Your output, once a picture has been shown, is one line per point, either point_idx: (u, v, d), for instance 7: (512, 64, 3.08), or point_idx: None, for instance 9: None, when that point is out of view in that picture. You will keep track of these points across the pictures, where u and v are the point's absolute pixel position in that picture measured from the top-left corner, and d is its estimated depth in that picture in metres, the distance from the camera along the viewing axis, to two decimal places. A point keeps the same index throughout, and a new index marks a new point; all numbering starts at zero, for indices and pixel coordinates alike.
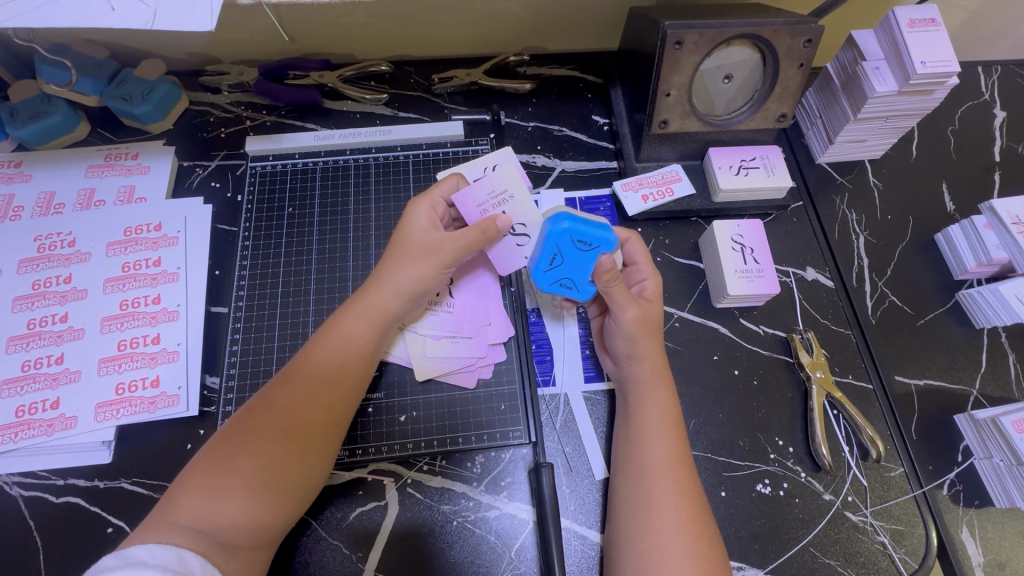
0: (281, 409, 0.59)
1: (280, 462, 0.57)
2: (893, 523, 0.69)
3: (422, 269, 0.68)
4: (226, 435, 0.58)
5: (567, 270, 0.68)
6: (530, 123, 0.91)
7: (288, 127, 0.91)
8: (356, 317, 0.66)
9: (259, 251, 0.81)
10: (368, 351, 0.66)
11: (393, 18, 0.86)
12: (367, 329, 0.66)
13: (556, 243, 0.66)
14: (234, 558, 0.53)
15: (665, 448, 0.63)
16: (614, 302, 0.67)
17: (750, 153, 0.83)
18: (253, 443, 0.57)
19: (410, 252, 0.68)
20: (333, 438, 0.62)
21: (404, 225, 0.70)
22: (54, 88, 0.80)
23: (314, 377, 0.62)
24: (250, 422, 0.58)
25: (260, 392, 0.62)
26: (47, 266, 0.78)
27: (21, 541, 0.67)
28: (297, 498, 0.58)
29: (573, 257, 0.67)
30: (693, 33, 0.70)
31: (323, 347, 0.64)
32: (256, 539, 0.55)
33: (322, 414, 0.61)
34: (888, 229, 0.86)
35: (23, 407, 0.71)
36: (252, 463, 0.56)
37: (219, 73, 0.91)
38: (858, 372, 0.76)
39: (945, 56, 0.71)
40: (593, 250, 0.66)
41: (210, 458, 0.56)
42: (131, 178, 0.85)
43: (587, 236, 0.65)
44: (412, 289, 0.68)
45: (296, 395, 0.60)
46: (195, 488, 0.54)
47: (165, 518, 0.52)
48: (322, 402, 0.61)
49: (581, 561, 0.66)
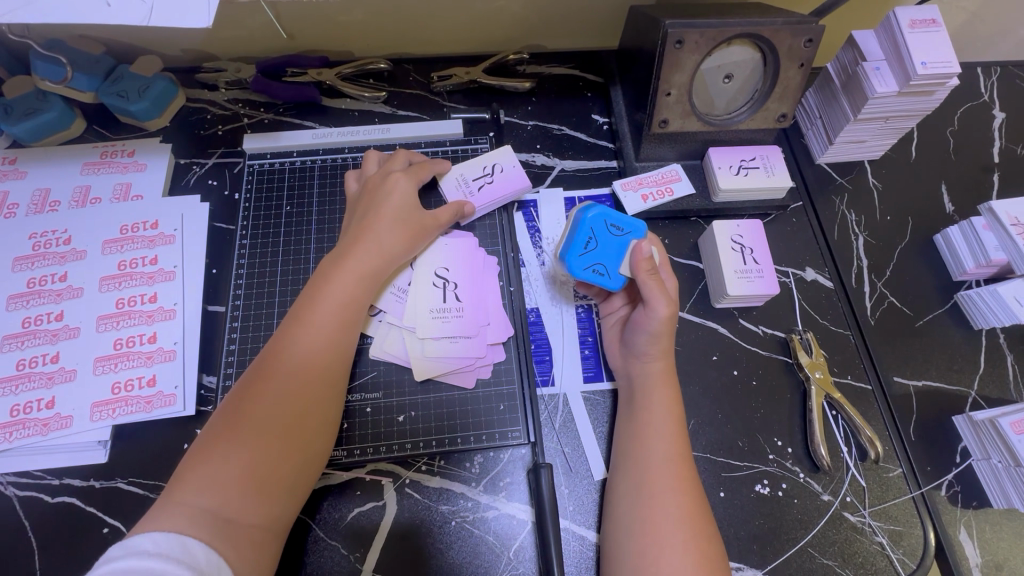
0: (276, 378, 0.59)
1: (280, 428, 0.57)
2: (891, 523, 0.69)
3: (407, 237, 0.72)
4: (223, 411, 0.58)
5: (601, 255, 0.70)
6: (529, 122, 0.91)
7: (286, 125, 0.90)
8: (342, 279, 0.66)
9: (257, 248, 0.81)
10: (358, 309, 0.67)
11: (392, 15, 0.85)
12: (357, 291, 0.67)
13: (592, 227, 0.71)
14: (241, 538, 0.52)
15: (669, 446, 0.63)
16: (649, 297, 0.65)
17: (750, 153, 0.83)
18: (251, 413, 0.57)
19: (395, 217, 0.71)
20: (330, 400, 0.62)
21: (391, 192, 0.73)
22: (51, 85, 0.80)
23: (306, 344, 0.62)
24: (244, 395, 0.59)
25: (251, 367, 0.62)
26: (42, 264, 0.77)
27: (16, 542, 0.66)
28: (300, 465, 0.58)
29: (607, 243, 0.70)
30: (694, 32, 0.70)
31: (310, 311, 0.64)
32: (264, 516, 0.55)
33: (318, 378, 0.61)
34: (887, 230, 0.86)
35: (18, 406, 0.70)
36: (251, 432, 0.56)
37: (216, 70, 0.90)
38: (856, 373, 0.77)
39: (946, 57, 0.71)
40: (624, 235, 0.70)
41: (215, 430, 0.57)
42: (128, 176, 0.84)
43: (619, 222, 0.71)
44: (399, 254, 0.71)
45: (292, 359, 0.61)
46: (197, 469, 0.54)
47: (173, 502, 0.52)
48: (317, 365, 0.62)
49: (579, 561, 0.66)
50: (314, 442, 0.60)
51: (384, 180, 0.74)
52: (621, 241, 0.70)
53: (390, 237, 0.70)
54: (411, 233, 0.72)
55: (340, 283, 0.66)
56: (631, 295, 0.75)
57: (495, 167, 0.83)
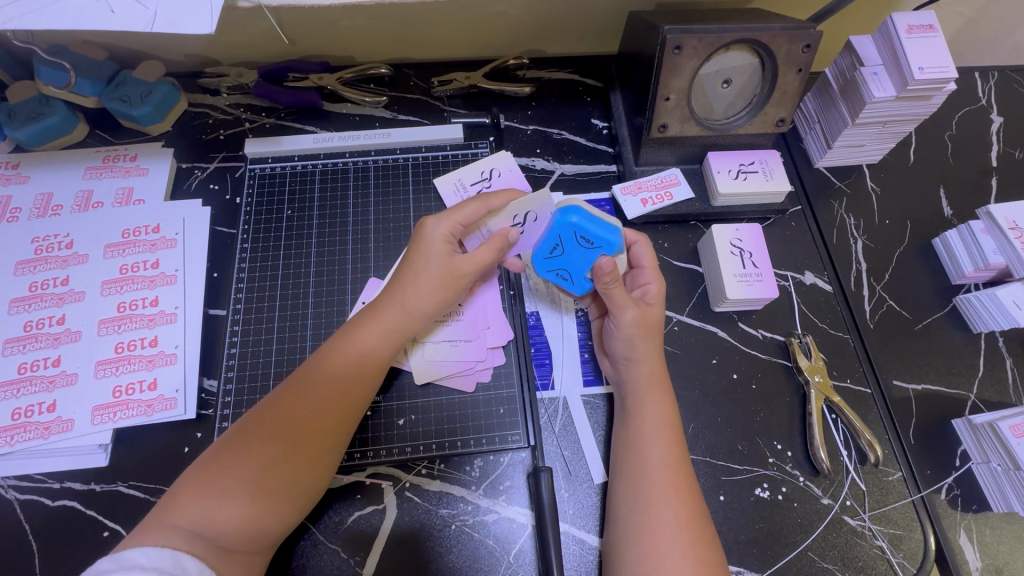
0: (293, 419, 0.59)
1: (285, 470, 0.57)
2: (891, 527, 0.69)
3: (442, 291, 0.67)
4: (228, 444, 0.57)
5: (567, 263, 0.69)
6: (530, 127, 0.92)
7: (288, 130, 0.91)
8: (373, 334, 0.65)
9: (258, 252, 0.81)
10: (382, 366, 0.65)
11: (392, 21, 0.86)
12: (386, 346, 0.65)
13: (559, 236, 0.67)
14: (232, 562, 0.53)
15: (664, 451, 0.63)
16: (613, 304, 0.67)
17: (749, 157, 0.84)
18: (254, 458, 0.56)
19: (430, 268, 0.67)
20: (337, 449, 0.61)
21: (424, 238, 0.68)
22: (54, 89, 0.80)
23: (326, 389, 0.61)
24: (256, 427, 0.58)
25: (269, 398, 0.61)
26: (44, 268, 0.78)
27: (16, 545, 0.66)
28: (296, 509, 0.58)
29: (575, 251, 0.68)
30: (693, 37, 0.70)
31: (337, 359, 0.63)
32: (255, 545, 0.55)
33: (332, 428, 0.60)
34: (886, 234, 0.86)
35: (19, 410, 0.71)
36: (257, 471, 0.55)
37: (218, 74, 0.91)
38: (856, 377, 0.77)
39: (943, 62, 0.71)
40: (594, 248, 0.67)
41: (214, 462, 0.56)
42: (130, 180, 0.84)
43: (590, 234, 0.66)
44: (431, 311, 0.67)
45: (308, 408, 0.60)
46: (197, 493, 0.53)
47: (164, 520, 0.52)
48: (332, 416, 0.60)
49: (579, 566, 0.66)
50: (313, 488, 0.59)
51: (424, 224, 0.69)
52: (591, 253, 0.68)
53: (421, 291, 0.66)
54: (442, 283, 0.67)
55: (368, 335, 0.65)
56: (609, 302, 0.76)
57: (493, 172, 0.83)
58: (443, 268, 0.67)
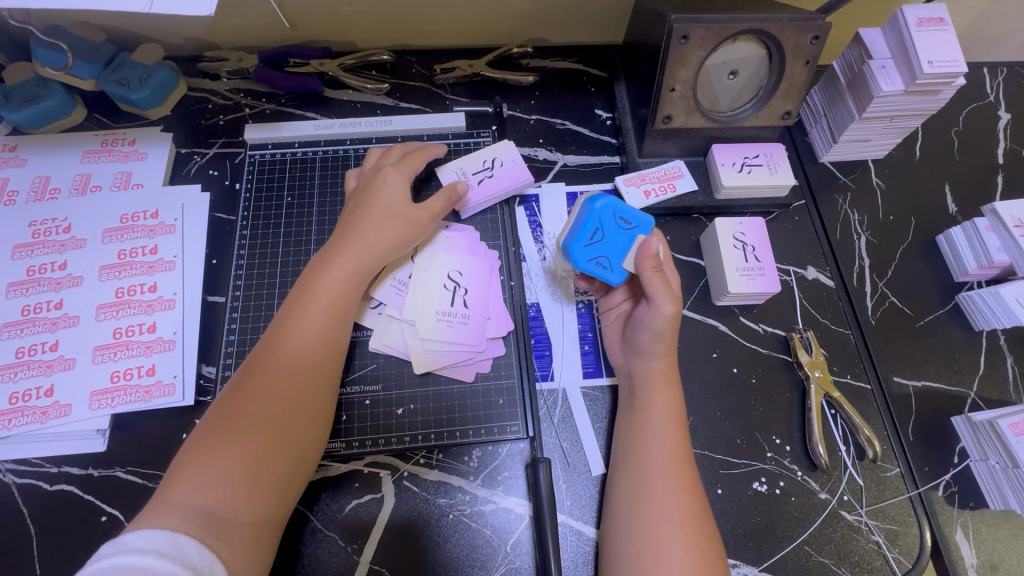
0: (263, 389, 0.59)
1: (265, 436, 0.57)
2: (887, 522, 0.70)
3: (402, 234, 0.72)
4: (202, 430, 0.57)
5: (606, 248, 0.68)
6: (532, 116, 0.91)
7: (288, 116, 0.90)
8: (329, 288, 0.66)
9: (258, 238, 0.81)
10: (341, 319, 0.67)
11: (395, 6, 0.85)
12: (343, 301, 0.67)
13: (600, 218, 0.69)
14: (231, 535, 0.52)
15: (669, 445, 0.63)
16: (652, 293, 0.65)
17: (754, 150, 0.83)
18: (229, 431, 0.56)
19: (385, 215, 0.72)
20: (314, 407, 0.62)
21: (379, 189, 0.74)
22: (51, 71, 0.79)
23: (295, 342, 0.62)
24: (229, 407, 0.58)
25: (233, 380, 0.61)
26: (41, 253, 0.77)
27: (13, 529, 0.66)
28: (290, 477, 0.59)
29: (615, 235, 0.69)
30: (700, 27, 0.69)
31: (296, 323, 0.64)
32: (252, 517, 0.54)
33: (306, 374, 0.62)
34: (890, 229, 0.86)
35: (16, 394, 0.70)
36: (245, 427, 0.57)
37: (218, 59, 0.89)
38: (856, 373, 0.77)
39: (953, 56, 0.70)
40: (633, 230, 0.69)
41: (196, 443, 0.56)
42: (128, 164, 0.83)
43: (629, 216, 0.69)
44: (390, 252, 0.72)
45: (273, 374, 0.60)
46: (187, 469, 0.54)
47: (163, 499, 0.52)
48: (308, 363, 0.62)
49: (576, 557, 0.66)
50: (309, 437, 0.61)
51: (382, 174, 0.75)
52: (630, 236, 0.69)
53: (380, 238, 0.71)
54: (392, 224, 0.72)
55: (331, 281, 0.66)
56: (633, 290, 0.75)
57: (495, 161, 0.82)
58: (400, 214, 0.72)
